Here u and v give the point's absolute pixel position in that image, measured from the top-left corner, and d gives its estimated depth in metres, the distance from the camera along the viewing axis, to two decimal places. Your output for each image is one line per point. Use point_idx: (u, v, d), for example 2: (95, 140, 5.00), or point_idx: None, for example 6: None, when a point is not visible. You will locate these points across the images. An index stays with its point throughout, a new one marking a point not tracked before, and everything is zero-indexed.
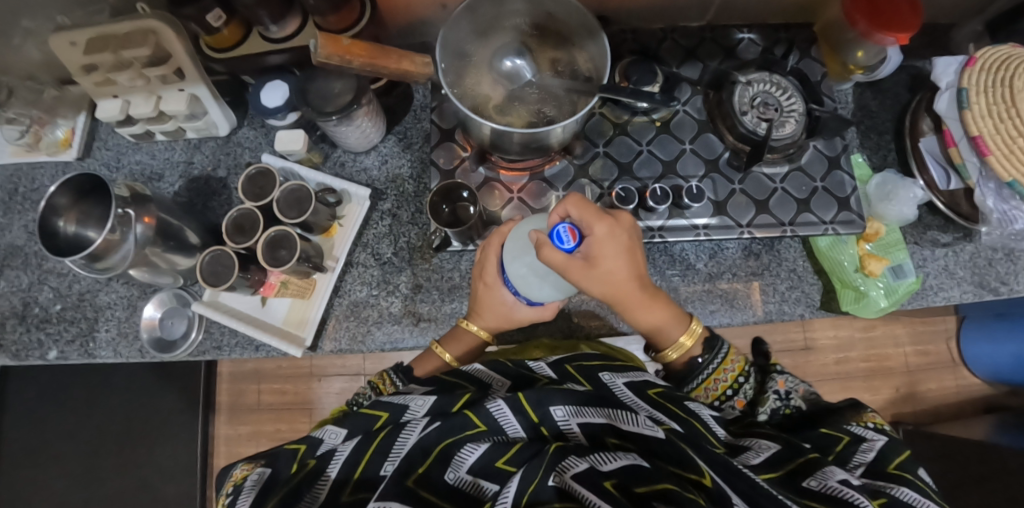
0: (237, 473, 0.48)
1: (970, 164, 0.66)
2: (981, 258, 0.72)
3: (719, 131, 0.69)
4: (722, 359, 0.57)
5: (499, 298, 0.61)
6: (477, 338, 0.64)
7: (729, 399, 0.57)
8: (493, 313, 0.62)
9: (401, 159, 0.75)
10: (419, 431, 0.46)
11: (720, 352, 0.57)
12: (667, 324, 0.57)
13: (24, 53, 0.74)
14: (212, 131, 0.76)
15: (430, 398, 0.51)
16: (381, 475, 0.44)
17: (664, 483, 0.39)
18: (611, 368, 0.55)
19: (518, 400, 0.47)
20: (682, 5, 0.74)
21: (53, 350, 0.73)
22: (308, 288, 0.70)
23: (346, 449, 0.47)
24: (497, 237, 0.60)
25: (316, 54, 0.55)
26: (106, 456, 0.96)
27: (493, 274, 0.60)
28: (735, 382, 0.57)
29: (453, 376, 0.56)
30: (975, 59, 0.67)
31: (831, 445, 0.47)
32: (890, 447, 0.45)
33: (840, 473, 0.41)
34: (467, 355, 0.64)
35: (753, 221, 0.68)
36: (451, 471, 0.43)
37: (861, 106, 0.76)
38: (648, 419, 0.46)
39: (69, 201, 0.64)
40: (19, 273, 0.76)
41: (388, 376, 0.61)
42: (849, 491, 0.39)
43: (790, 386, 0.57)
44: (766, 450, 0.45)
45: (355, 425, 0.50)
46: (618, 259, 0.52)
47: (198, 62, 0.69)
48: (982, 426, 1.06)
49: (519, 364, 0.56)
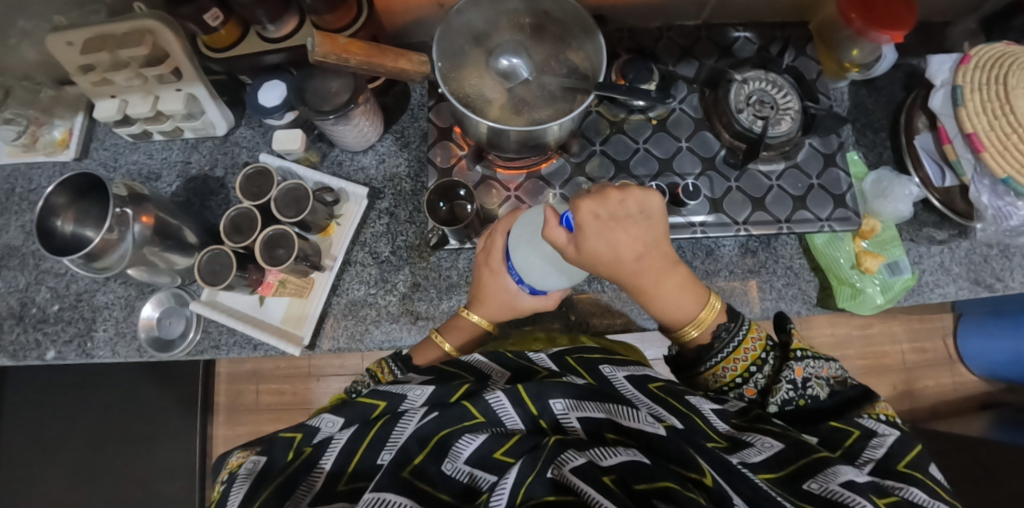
0: (232, 460, 0.47)
1: (965, 160, 0.67)
2: (977, 254, 0.72)
3: (715, 129, 0.70)
4: (734, 348, 0.55)
5: (503, 285, 0.62)
6: (477, 326, 0.65)
7: (739, 387, 0.55)
8: (497, 302, 0.63)
9: (398, 158, 0.75)
10: (417, 421, 0.46)
11: (735, 337, 0.56)
12: (684, 299, 0.57)
13: (20, 53, 0.74)
14: (210, 131, 0.76)
15: (428, 388, 0.50)
16: (378, 464, 0.44)
17: (664, 481, 0.39)
18: (611, 362, 0.55)
19: (517, 392, 0.47)
20: (678, 4, 0.74)
21: (51, 350, 0.73)
22: (307, 286, 0.70)
23: (342, 438, 0.47)
24: (502, 225, 0.62)
25: (313, 53, 0.55)
26: (106, 457, 0.96)
27: (500, 261, 0.62)
28: (746, 372, 0.55)
29: (451, 366, 0.56)
30: (968, 57, 0.67)
31: (841, 440, 0.47)
32: (899, 444, 0.45)
33: (846, 474, 0.40)
34: (466, 345, 0.64)
35: (750, 219, 0.68)
36: (449, 461, 0.44)
37: (857, 103, 0.76)
38: (649, 415, 0.46)
39: (67, 200, 0.64)
40: (17, 273, 0.76)
41: (387, 364, 0.61)
42: (850, 494, 0.39)
43: (809, 376, 0.52)
44: (769, 449, 0.44)
45: (352, 414, 0.50)
46: (612, 240, 0.51)
47: (196, 61, 0.69)
48: (979, 423, 1.06)
49: (519, 355, 0.56)
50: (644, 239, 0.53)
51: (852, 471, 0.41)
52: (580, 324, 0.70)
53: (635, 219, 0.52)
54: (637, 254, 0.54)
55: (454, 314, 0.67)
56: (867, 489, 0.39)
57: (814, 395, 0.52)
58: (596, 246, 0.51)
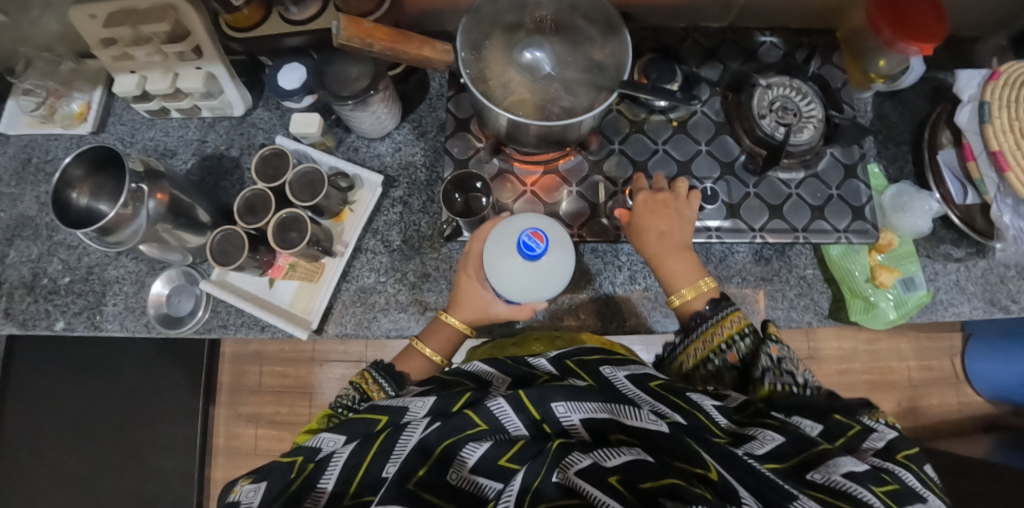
0: (235, 488, 0.47)
1: (988, 179, 0.65)
2: (993, 274, 0.71)
3: (736, 134, 0.69)
4: (722, 316, 0.57)
5: (478, 292, 0.62)
6: (453, 329, 0.64)
7: (722, 353, 0.56)
8: (471, 305, 0.63)
9: (415, 147, 0.75)
10: (420, 432, 0.46)
11: (723, 308, 0.58)
12: (684, 268, 0.61)
13: (41, 25, 0.74)
14: (228, 111, 0.76)
15: (430, 399, 0.50)
16: (383, 477, 0.44)
17: (669, 478, 0.39)
18: (611, 362, 0.54)
19: (518, 398, 0.47)
20: (705, 5, 0.73)
21: (60, 321, 0.73)
22: (316, 271, 0.69)
23: (344, 453, 0.47)
24: (481, 231, 0.61)
25: (337, 36, 0.55)
26: (108, 430, 0.96)
27: (477, 266, 0.62)
28: (730, 338, 0.56)
29: (450, 375, 0.56)
30: (999, 73, 0.66)
31: (843, 430, 0.46)
32: (901, 440, 0.45)
33: (846, 465, 0.41)
34: (445, 347, 0.64)
35: (766, 226, 0.67)
36: (453, 471, 0.44)
37: (880, 115, 0.75)
38: (651, 414, 0.46)
39: (83, 173, 0.64)
40: (29, 244, 0.76)
41: (371, 376, 0.61)
42: (854, 486, 0.39)
43: (784, 356, 0.53)
44: (771, 441, 0.43)
45: (354, 430, 0.50)
46: (654, 218, 0.62)
47: (217, 40, 0.69)
48: (981, 445, 1.05)
49: (519, 361, 0.56)
50: (687, 238, 0.62)
51: (852, 461, 0.41)
52: (592, 323, 0.69)
53: (685, 221, 0.63)
54: (662, 236, 0.61)
55: (433, 318, 0.67)
56: (867, 480, 0.39)
57: (792, 377, 0.52)
58: (641, 216, 0.62)
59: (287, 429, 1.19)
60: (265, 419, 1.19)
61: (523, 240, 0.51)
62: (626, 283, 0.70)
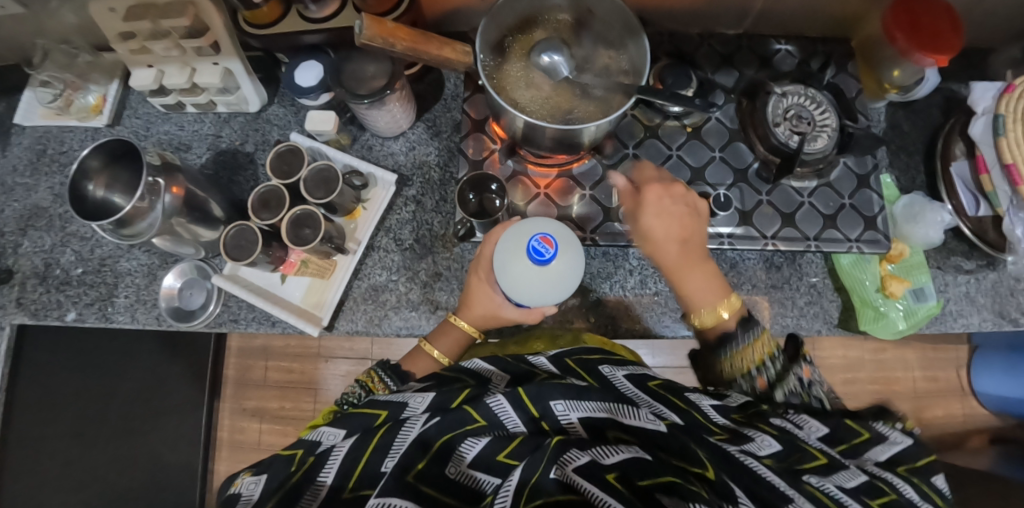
0: (239, 480, 0.48)
1: (1002, 192, 0.65)
2: (1003, 287, 0.71)
3: (750, 141, 0.69)
4: (753, 338, 0.54)
5: (488, 295, 0.62)
6: (462, 331, 0.65)
7: (751, 376, 0.54)
8: (482, 309, 0.63)
9: (428, 147, 0.75)
10: (419, 426, 0.46)
11: (754, 331, 0.55)
12: (705, 289, 0.57)
13: (61, 17, 0.75)
14: (243, 106, 0.77)
15: (429, 395, 0.51)
16: (381, 471, 0.44)
17: (667, 476, 0.39)
18: (613, 363, 0.54)
19: (518, 395, 0.47)
20: (721, 11, 0.74)
21: (71, 312, 0.73)
22: (328, 268, 0.70)
23: (345, 447, 0.47)
24: (492, 234, 0.61)
25: (359, 35, 0.55)
26: (114, 421, 0.96)
27: (487, 270, 0.62)
28: (761, 363, 0.53)
29: (452, 371, 0.56)
30: (1013, 88, 0.65)
31: (849, 437, 0.46)
32: (907, 454, 0.45)
33: (843, 478, 0.40)
34: (455, 349, 0.65)
35: (778, 234, 0.68)
36: (451, 465, 0.44)
37: (893, 125, 0.75)
38: (650, 413, 0.46)
39: (100, 164, 0.64)
40: (43, 234, 0.76)
41: (376, 375, 0.62)
42: (846, 495, 0.38)
43: (814, 381, 0.53)
44: (769, 445, 0.43)
45: (354, 425, 0.50)
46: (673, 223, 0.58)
47: (234, 36, 0.70)
48: (985, 458, 1.05)
49: (521, 359, 0.56)
50: (700, 232, 0.59)
51: (852, 474, 0.40)
52: (601, 325, 0.69)
53: (693, 213, 0.59)
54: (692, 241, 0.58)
55: (442, 321, 0.67)
56: (860, 493, 0.39)
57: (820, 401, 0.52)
58: (647, 226, 0.58)
59: (291, 424, 1.19)
60: (269, 415, 1.19)
61: (532, 245, 0.53)
62: (637, 286, 0.70)
